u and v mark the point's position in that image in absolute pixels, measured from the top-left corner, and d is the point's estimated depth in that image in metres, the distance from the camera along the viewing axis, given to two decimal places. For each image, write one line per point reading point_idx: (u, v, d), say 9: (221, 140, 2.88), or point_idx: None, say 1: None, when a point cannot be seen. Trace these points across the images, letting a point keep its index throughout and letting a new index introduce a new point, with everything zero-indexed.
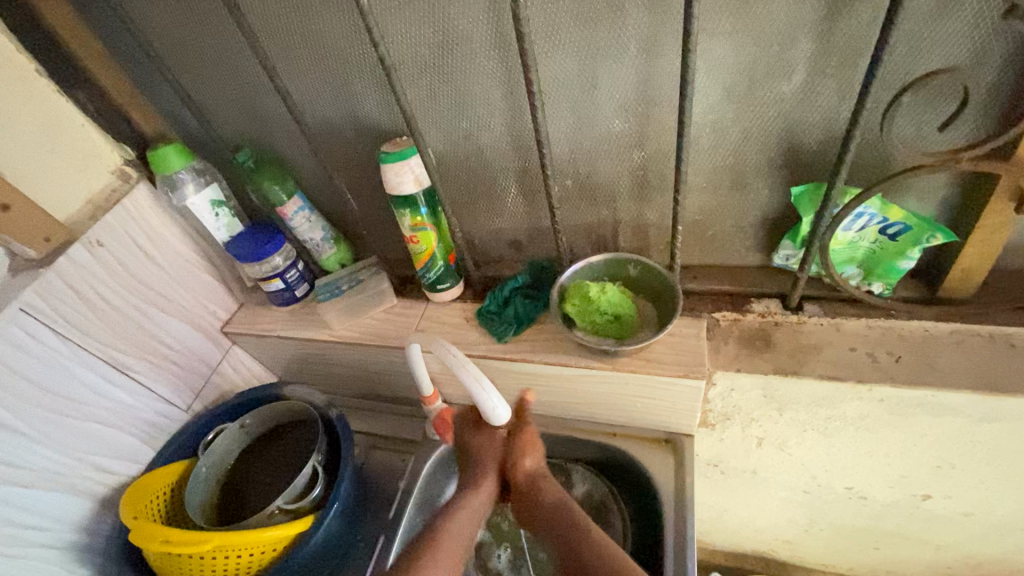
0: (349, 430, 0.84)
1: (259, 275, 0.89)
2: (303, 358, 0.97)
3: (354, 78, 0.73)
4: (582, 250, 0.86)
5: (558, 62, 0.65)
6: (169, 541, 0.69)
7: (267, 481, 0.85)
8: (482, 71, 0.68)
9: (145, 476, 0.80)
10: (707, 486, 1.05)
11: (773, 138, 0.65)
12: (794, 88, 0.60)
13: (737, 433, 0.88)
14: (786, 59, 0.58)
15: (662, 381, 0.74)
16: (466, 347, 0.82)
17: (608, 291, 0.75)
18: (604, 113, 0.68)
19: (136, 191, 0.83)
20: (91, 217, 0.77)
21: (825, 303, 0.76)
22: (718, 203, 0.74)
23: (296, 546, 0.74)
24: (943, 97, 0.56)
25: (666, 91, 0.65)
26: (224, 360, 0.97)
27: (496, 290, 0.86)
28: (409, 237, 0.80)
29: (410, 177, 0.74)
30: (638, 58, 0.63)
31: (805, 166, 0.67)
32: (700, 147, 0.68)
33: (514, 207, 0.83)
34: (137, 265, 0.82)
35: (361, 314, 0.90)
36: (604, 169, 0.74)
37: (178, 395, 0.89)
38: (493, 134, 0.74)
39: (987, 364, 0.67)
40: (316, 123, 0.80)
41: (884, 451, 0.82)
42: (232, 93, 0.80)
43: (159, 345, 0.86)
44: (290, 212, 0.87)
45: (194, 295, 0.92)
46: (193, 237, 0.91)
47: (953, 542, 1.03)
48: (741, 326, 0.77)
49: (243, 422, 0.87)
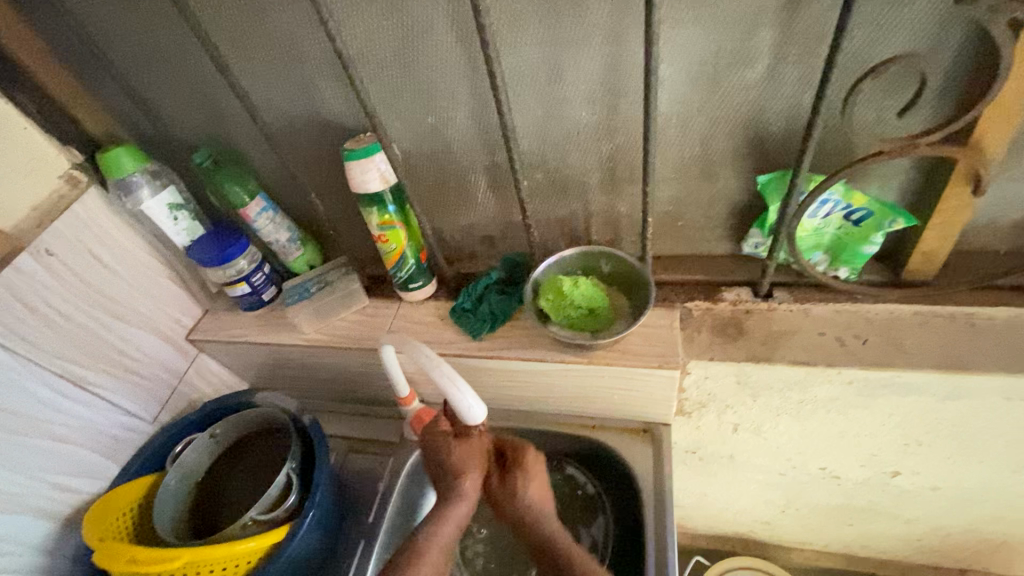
0: (323, 435, 0.83)
1: (224, 279, 0.86)
2: (274, 364, 0.95)
3: (313, 73, 0.70)
4: (556, 244, 0.85)
5: (522, 52, 0.63)
6: (136, 560, 0.66)
7: (241, 494, 0.83)
8: (446, 65, 0.66)
9: (111, 492, 0.77)
10: (686, 473, 1.06)
11: (739, 128, 0.65)
12: (758, 77, 0.60)
13: (714, 420, 0.89)
14: (748, 47, 0.58)
15: (638, 372, 0.74)
16: (441, 346, 0.81)
17: (581, 284, 0.75)
18: (571, 105, 0.67)
19: (87, 196, 0.78)
20: (38, 224, 0.73)
21: (794, 289, 0.77)
22: (687, 193, 0.74)
23: (270, 559, 0.73)
24: (901, 83, 0.57)
25: (633, 81, 0.64)
26: (191, 369, 0.94)
27: (469, 287, 0.85)
28: (378, 236, 0.79)
29: (376, 174, 0.73)
30: (603, 48, 0.62)
31: (771, 154, 0.67)
32: (668, 137, 0.68)
33: (485, 203, 0.81)
34: (92, 274, 0.79)
35: (332, 317, 0.88)
36: (574, 162, 0.74)
37: (143, 407, 0.86)
38: (460, 129, 0.73)
39: (949, 344, 0.69)
40: (276, 121, 0.77)
41: (855, 431, 0.84)
42: (185, 92, 0.76)
43: (119, 356, 0.83)
44: (253, 214, 0.84)
45: (154, 303, 0.88)
46: (152, 242, 0.87)
47: (922, 515, 1.07)
48: (714, 314, 0.78)
49: (213, 432, 0.84)
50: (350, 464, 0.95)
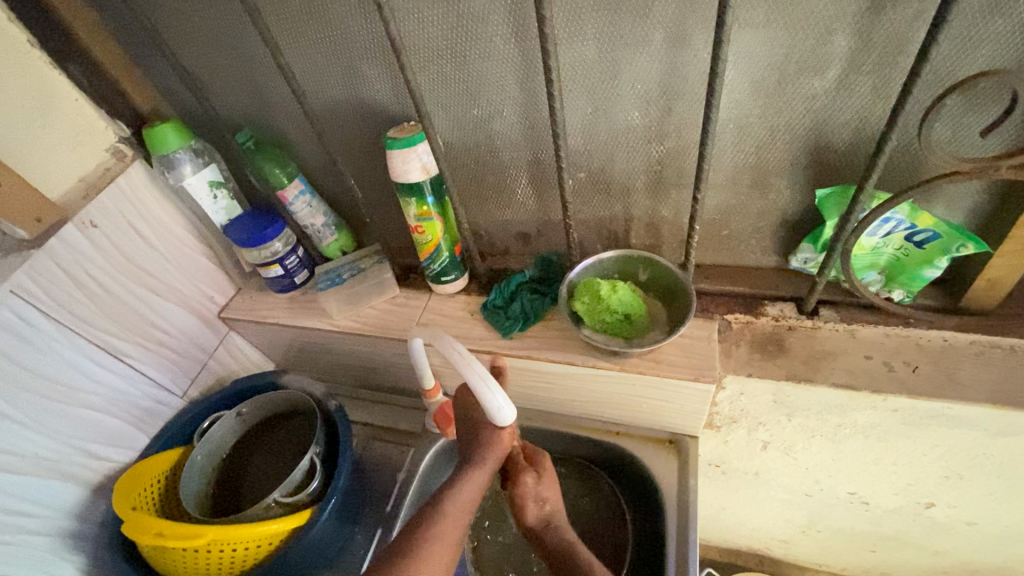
0: (348, 422, 0.83)
1: (258, 261, 0.86)
2: (302, 347, 0.95)
3: (361, 57, 0.69)
4: (592, 245, 0.83)
5: (578, 48, 0.61)
6: (162, 534, 0.67)
7: (262, 475, 0.83)
8: (498, 57, 0.65)
9: (141, 463, 0.79)
10: (708, 486, 1.04)
11: (800, 138, 0.62)
12: (827, 85, 0.57)
13: (743, 436, 0.86)
14: (821, 53, 0.55)
15: (672, 383, 0.72)
16: (470, 342, 0.80)
17: (619, 290, 0.73)
18: (624, 104, 0.65)
19: (132, 169, 0.79)
20: (84, 197, 0.74)
21: (841, 309, 0.74)
22: (737, 201, 0.71)
23: (292, 538, 0.73)
24: (986, 100, 0.53)
25: (692, 82, 0.61)
26: (221, 346, 0.95)
27: (502, 284, 0.83)
28: (415, 227, 0.78)
29: (418, 165, 0.71)
30: (664, 46, 0.59)
31: (831, 167, 0.64)
32: (723, 143, 0.65)
33: (524, 199, 0.80)
34: (131, 247, 0.80)
35: (362, 304, 0.88)
36: (621, 162, 0.71)
37: (173, 380, 0.87)
38: (506, 123, 0.71)
39: (1009, 379, 0.65)
40: (321, 105, 0.76)
41: (893, 459, 0.81)
42: (233, 72, 0.76)
43: (153, 329, 0.84)
44: (290, 196, 0.84)
45: (189, 279, 0.89)
46: (190, 218, 0.88)
47: (952, 549, 1.03)
48: (754, 329, 0.75)
49: (240, 410, 0.85)
50: (371, 452, 0.95)
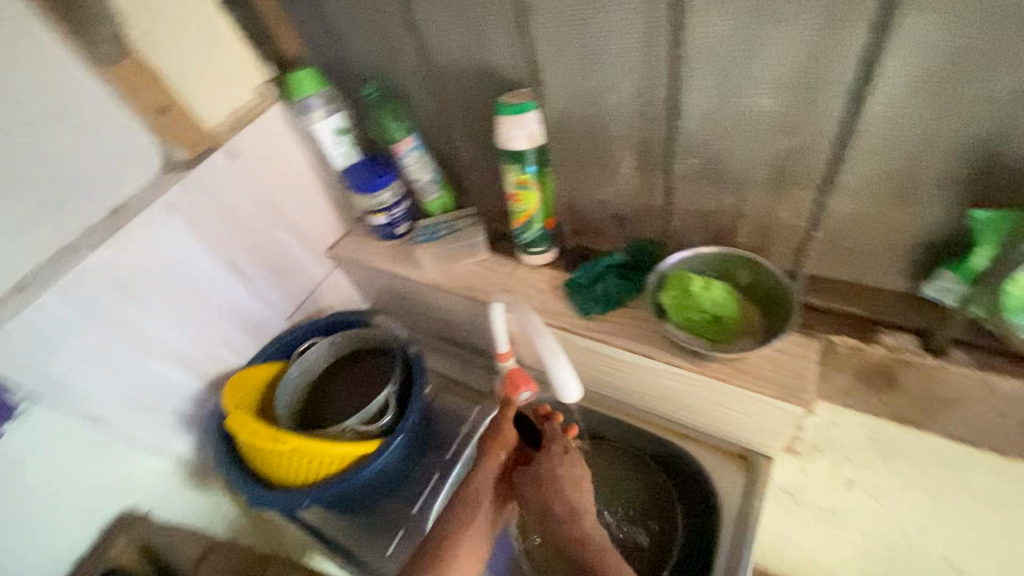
0: (423, 370, 0.89)
1: (369, 207, 0.94)
2: (394, 293, 1.02)
3: (487, 19, 0.69)
4: (691, 239, 0.78)
5: (714, 23, 0.57)
6: (256, 434, 0.76)
7: (343, 402, 0.92)
8: (624, 28, 0.62)
9: (247, 370, 0.90)
10: (776, 518, 0.95)
11: (963, 147, 0.54)
12: (1012, 87, 0.49)
13: (825, 467, 0.82)
14: (1012, 47, 0.47)
15: (757, 398, 0.68)
16: (548, 316, 0.81)
17: (713, 289, 0.69)
18: (755, 89, 0.59)
19: (273, 110, 0.88)
20: (232, 130, 0.83)
21: (977, 353, 0.63)
22: (869, 211, 0.63)
23: (359, 464, 0.80)
24: None
25: (841, 70, 0.54)
26: (325, 280, 1.05)
27: (590, 264, 0.82)
28: (512, 194, 0.79)
29: (524, 133, 0.72)
30: (815, 27, 0.53)
31: (997, 184, 0.55)
32: (863, 143, 0.58)
33: (626, 179, 0.76)
34: (264, 180, 0.89)
35: (454, 263, 0.93)
36: (740, 153, 0.66)
37: (282, 304, 0.98)
38: (621, 99, 0.68)
39: None
40: (443, 64, 0.78)
41: (1003, 530, 0.72)
42: (367, 25, 0.80)
43: (272, 256, 0.94)
44: (403, 150, 0.88)
45: (307, 215, 0.98)
46: (315, 160, 0.96)
47: None
48: (863, 357, 0.67)
49: (333, 340, 0.94)
50: (440, 402, 1.00)
